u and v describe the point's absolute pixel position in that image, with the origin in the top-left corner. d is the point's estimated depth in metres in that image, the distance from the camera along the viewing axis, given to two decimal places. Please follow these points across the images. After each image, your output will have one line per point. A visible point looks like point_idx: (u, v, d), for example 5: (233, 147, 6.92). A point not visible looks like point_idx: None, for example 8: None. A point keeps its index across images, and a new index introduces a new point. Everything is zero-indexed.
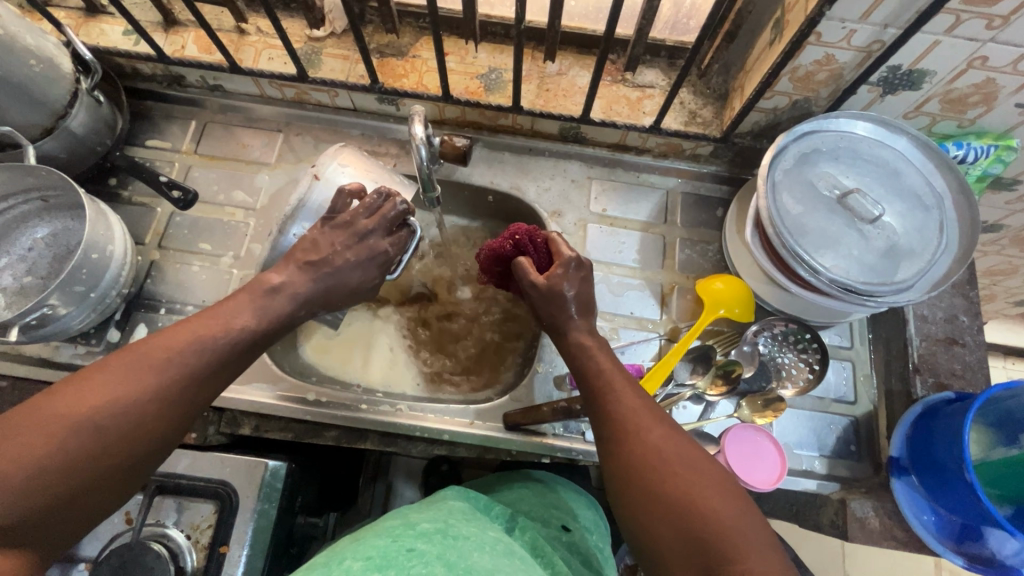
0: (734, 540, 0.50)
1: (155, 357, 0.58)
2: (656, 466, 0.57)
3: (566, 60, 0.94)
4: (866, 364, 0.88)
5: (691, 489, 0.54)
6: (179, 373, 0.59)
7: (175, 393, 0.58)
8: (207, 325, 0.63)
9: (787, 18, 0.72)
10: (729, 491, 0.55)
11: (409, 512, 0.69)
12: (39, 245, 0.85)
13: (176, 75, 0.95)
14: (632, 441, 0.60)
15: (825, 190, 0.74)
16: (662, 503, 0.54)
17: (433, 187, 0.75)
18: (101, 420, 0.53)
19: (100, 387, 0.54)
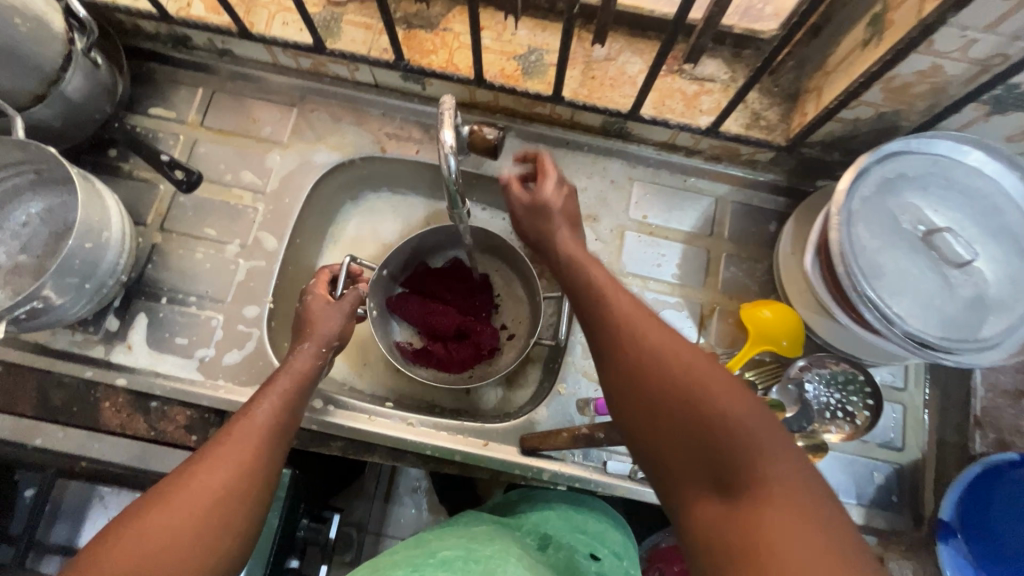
0: (763, 479, 0.42)
1: (237, 449, 0.53)
2: (662, 378, 0.48)
3: (617, 43, 0.83)
4: (921, 409, 0.79)
5: (707, 405, 0.45)
6: (261, 465, 0.54)
7: (257, 484, 0.53)
8: (280, 383, 0.60)
9: (890, 18, 0.61)
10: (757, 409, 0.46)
11: (429, 538, 0.65)
12: (34, 220, 0.79)
13: (181, 36, 0.86)
14: (631, 352, 0.51)
15: (907, 223, 0.64)
16: (672, 422, 0.46)
17: (463, 204, 0.67)
18: (185, 524, 0.47)
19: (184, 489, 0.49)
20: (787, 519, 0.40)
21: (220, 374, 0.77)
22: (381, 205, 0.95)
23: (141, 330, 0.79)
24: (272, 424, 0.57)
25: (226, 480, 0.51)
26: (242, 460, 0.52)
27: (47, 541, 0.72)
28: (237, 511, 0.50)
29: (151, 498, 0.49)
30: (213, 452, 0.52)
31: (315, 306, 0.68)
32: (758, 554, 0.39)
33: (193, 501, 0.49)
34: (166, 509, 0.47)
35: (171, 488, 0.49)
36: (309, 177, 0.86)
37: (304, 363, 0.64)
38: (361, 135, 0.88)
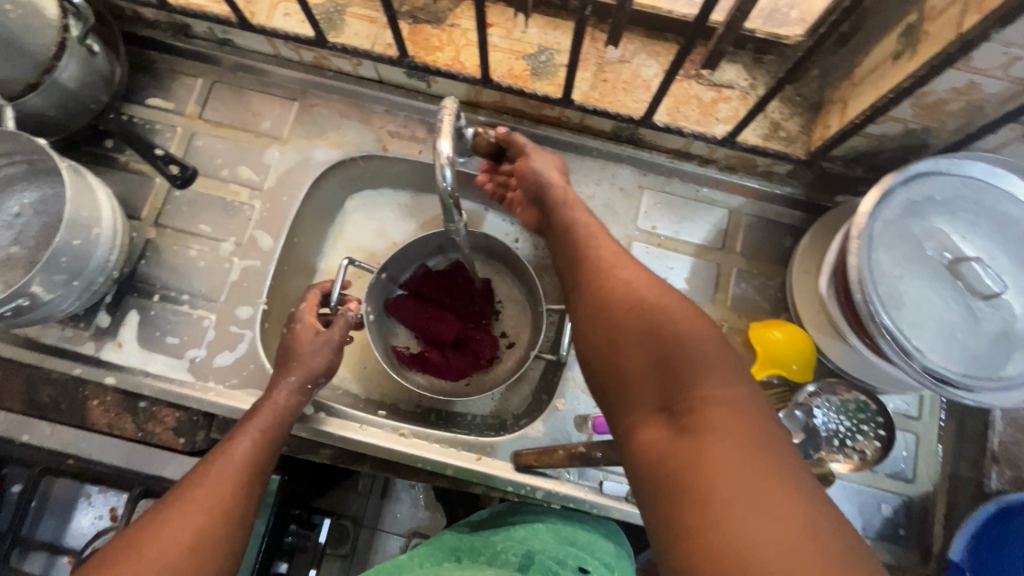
0: (709, 398, 0.43)
1: (212, 490, 0.56)
2: (627, 308, 0.51)
3: (632, 44, 0.79)
4: (934, 440, 0.76)
5: (662, 331, 0.47)
6: (235, 504, 0.56)
7: (232, 522, 0.56)
8: (260, 420, 0.63)
9: (926, 30, 0.56)
10: (714, 339, 0.47)
11: (405, 563, 0.65)
12: (27, 211, 0.77)
13: (181, 24, 0.83)
14: (602, 289, 0.55)
15: (931, 250, 0.61)
16: (631, 345, 0.48)
17: (455, 218, 0.65)
18: (160, 567, 0.49)
19: (161, 531, 0.52)
20: (729, 421, 0.41)
21: (211, 376, 0.76)
22: (385, 205, 0.92)
23: (132, 327, 0.77)
24: (248, 462, 0.60)
25: (201, 520, 0.54)
26: (216, 500, 0.55)
27: (34, 537, 0.73)
28: (213, 549, 0.53)
29: (129, 541, 0.51)
30: (190, 494, 0.55)
31: (304, 337, 0.69)
32: (690, 463, 0.40)
33: (169, 540, 0.51)
34: (142, 553, 0.50)
35: (149, 530, 0.52)
36: (308, 174, 0.83)
37: (286, 401, 0.66)
38: (363, 132, 0.85)
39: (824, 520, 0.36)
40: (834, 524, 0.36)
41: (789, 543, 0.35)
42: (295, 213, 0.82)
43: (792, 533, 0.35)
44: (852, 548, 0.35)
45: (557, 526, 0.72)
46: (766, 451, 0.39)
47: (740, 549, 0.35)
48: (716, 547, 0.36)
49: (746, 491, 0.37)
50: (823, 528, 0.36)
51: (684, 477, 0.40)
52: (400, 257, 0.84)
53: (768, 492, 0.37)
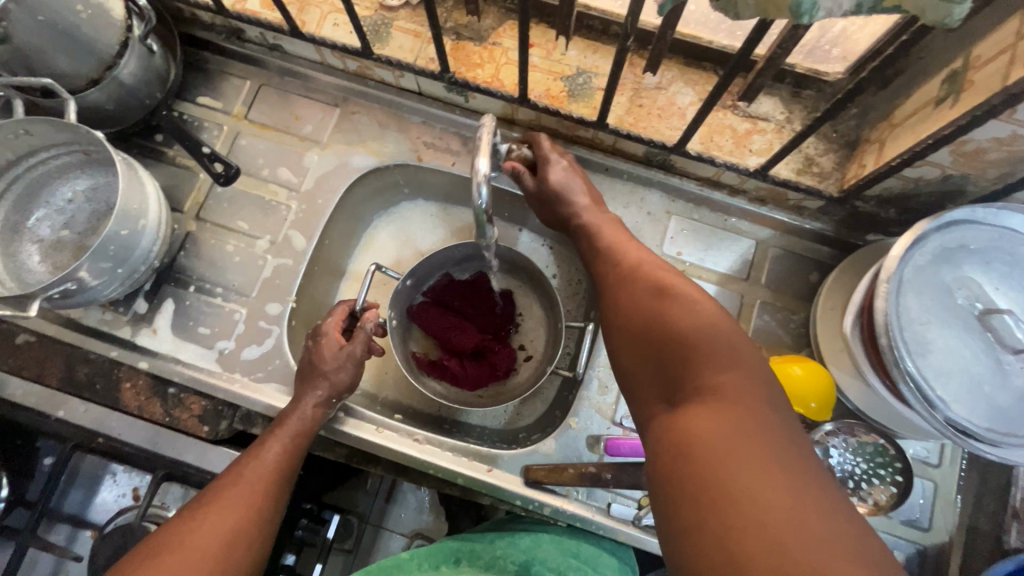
0: (725, 381, 0.45)
1: (245, 493, 0.60)
2: (645, 303, 0.54)
3: (670, 71, 0.79)
4: (953, 489, 0.75)
5: (681, 320, 0.50)
6: (264, 511, 0.61)
7: (262, 524, 0.60)
8: (291, 424, 0.67)
9: (971, 78, 0.56)
10: (721, 330, 0.48)
11: (404, 558, 0.67)
12: (79, 198, 0.81)
13: (235, 28, 0.87)
14: (629, 287, 0.58)
15: (962, 298, 0.60)
16: (652, 332, 0.51)
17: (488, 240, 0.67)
18: (200, 562, 0.54)
19: (199, 535, 0.55)
20: (731, 410, 0.42)
21: (238, 368, 0.79)
22: (417, 214, 0.95)
23: (167, 315, 0.80)
24: (278, 470, 0.64)
25: (234, 523, 0.58)
26: (248, 505, 0.59)
27: (61, 509, 0.79)
28: (247, 546, 0.58)
29: (160, 543, 0.54)
30: (226, 494, 0.60)
31: (329, 348, 0.71)
32: (698, 437, 0.42)
33: (204, 543, 0.55)
34: (182, 549, 0.54)
35: (188, 528, 0.56)
36: (343, 179, 0.86)
37: (313, 412, 0.69)
38: (400, 141, 0.87)
39: (825, 501, 0.37)
40: (835, 504, 0.38)
41: (793, 516, 0.36)
42: (329, 216, 0.85)
43: (793, 516, 0.36)
44: (854, 530, 0.36)
45: (559, 538, 0.72)
46: (768, 433, 0.41)
47: (742, 520, 0.37)
48: (718, 519, 0.38)
49: (754, 466, 0.39)
50: (828, 510, 0.37)
51: (691, 449, 0.42)
52: (426, 267, 0.86)
53: (773, 472, 0.39)
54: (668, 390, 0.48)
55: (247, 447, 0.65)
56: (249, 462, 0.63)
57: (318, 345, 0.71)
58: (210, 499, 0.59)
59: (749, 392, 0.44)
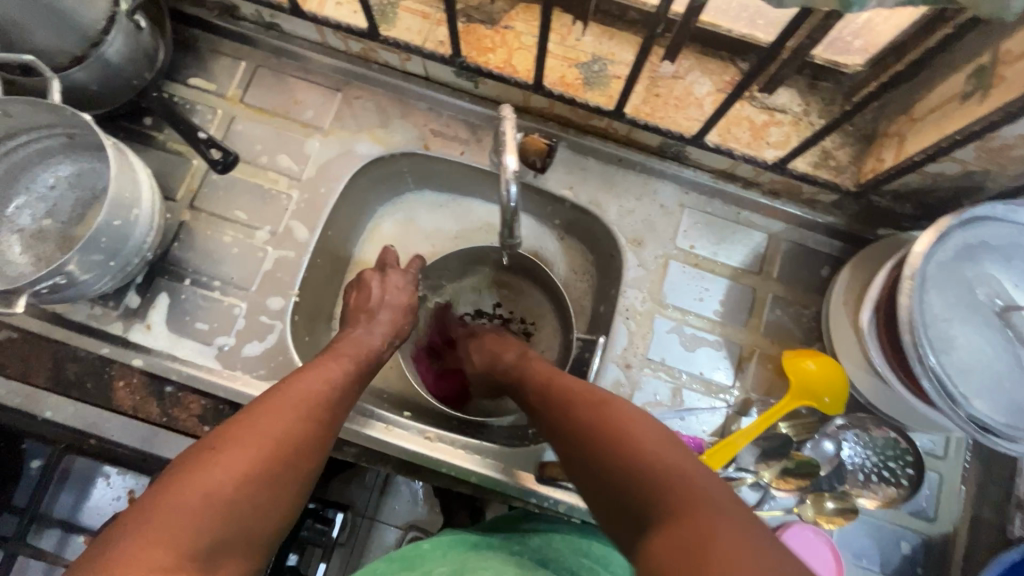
0: (665, 454, 0.48)
1: (301, 402, 0.57)
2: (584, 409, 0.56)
3: (687, 60, 0.78)
4: (957, 480, 0.76)
5: (618, 418, 0.53)
6: (320, 420, 0.58)
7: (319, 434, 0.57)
8: (352, 352, 0.68)
9: (1000, 72, 0.56)
10: (652, 427, 0.52)
11: (425, 549, 0.65)
12: (62, 184, 0.76)
13: (230, 5, 0.82)
14: (558, 390, 0.62)
15: (982, 295, 0.60)
16: (585, 436, 0.54)
17: (514, 234, 0.68)
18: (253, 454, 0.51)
19: (249, 429, 0.53)
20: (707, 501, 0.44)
21: (239, 365, 0.75)
22: (421, 205, 0.91)
23: (161, 310, 0.76)
24: (335, 387, 0.62)
25: (291, 428, 0.55)
26: (302, 415, 0.57)
27: (51, 514, 0.78)
28: (303, 450, 0.55)
29: (212, 440, 0.52)
30: (282, 399, 0.57)
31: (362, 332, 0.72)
32: (687, 533, 0.42)
33: (261, 441, 0.52)
34: (239, 439, 0.51)
35: (249, 421, 0.54)
36: (347, 168, 0.82)
37: (366, 344, 0.70)
38: (406, 129, 0.84)
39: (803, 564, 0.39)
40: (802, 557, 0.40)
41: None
42: (333, 206, 0.81)
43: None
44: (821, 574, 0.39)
45: (570, 537, 0.70)
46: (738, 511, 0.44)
47: None
48: None
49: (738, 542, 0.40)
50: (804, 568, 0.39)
51: (679, 554, 0.41)
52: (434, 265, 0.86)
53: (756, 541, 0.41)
54: (626, 501, 0.48)
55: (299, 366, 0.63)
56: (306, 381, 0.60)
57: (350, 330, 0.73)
58: (273, 398, 0.57)
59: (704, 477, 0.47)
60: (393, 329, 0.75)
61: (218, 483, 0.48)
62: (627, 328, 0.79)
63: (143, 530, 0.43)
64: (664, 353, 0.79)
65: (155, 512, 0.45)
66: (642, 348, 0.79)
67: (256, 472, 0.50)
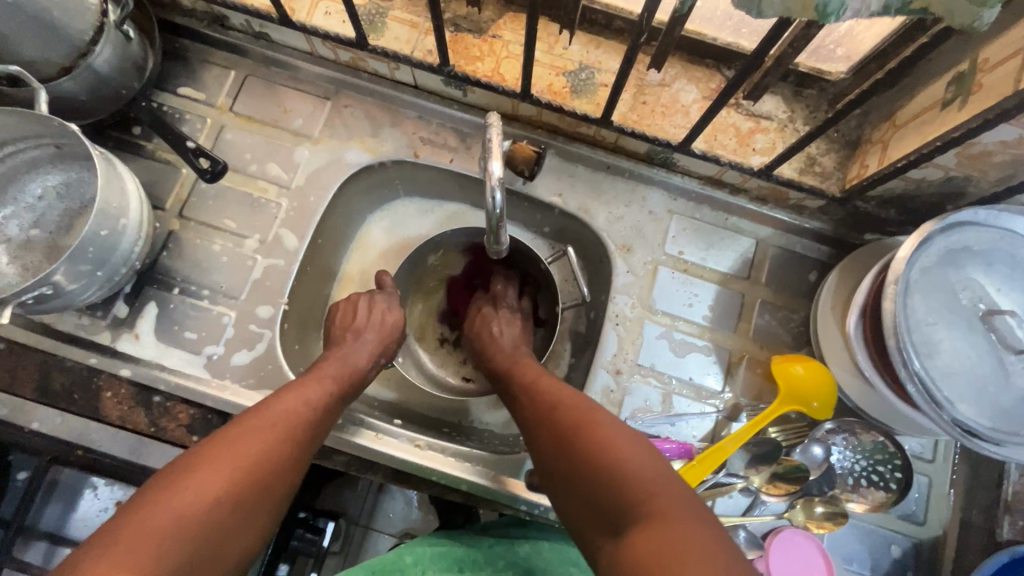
0: (642, 471, 0.49)
1: (279, 421, 0.57)
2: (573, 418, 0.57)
3: (673, 68, 0.78)
4: (946, 483, 0.76)
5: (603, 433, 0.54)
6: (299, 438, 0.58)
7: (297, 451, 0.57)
8: (336, 366, 0.68)
9: (978, 80, 0.57)
10: (633, 443, 0.53)
11: (407, 564, 0.63)
12: (49, 194, 0.76)
13: (219, 15, 0.82)
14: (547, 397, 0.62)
15: (966, 299, 0.61)
16: (569, 449, 0.55)
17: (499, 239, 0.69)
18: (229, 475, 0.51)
19: (226, 448, 0.53)
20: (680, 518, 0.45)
21: (228, 374, 0.75)
22: (411, 212, 0.91)
23: (150, 319, 0.76)
24: (317, 409, 0.62)
25: (268, 446, 0.55)
26: (280, 432, 0.56)
27: (37, 526, 0.78)
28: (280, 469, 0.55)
29: (188, 457, 0.52)
30: (260, 419, 0.57)
31: (349, 348, 0.72)
32: (663, 538, 0.43)
33: (238, 463, 0.52)
34: (215, 459, 0.52)
35: (225, 439, 0.54)
36: (336, 176, 0.82)
37: (353, 359, 0.71)
38: (396, 138, 0.84)
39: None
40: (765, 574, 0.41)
41: None
42: (323, 214, 0.81)
43: None
44: None
45: (559, 545, 0.70)
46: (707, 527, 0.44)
47: None
48: None
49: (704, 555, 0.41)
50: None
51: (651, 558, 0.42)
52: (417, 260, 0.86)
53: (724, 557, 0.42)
54: (602, 506, 0.50)
55: (285, 385, 0.63)
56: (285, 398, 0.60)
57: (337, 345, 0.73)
58: (251, 416, 0.57)
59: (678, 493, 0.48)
60: (379, 348, 0.74)
61: (190, 506, 0.48)
62: (616, 334, 0.79)
63: (111, 552, 0.43)
64: (654, 358, 0.79)
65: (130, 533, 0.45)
66: (632, 354, 0.79)
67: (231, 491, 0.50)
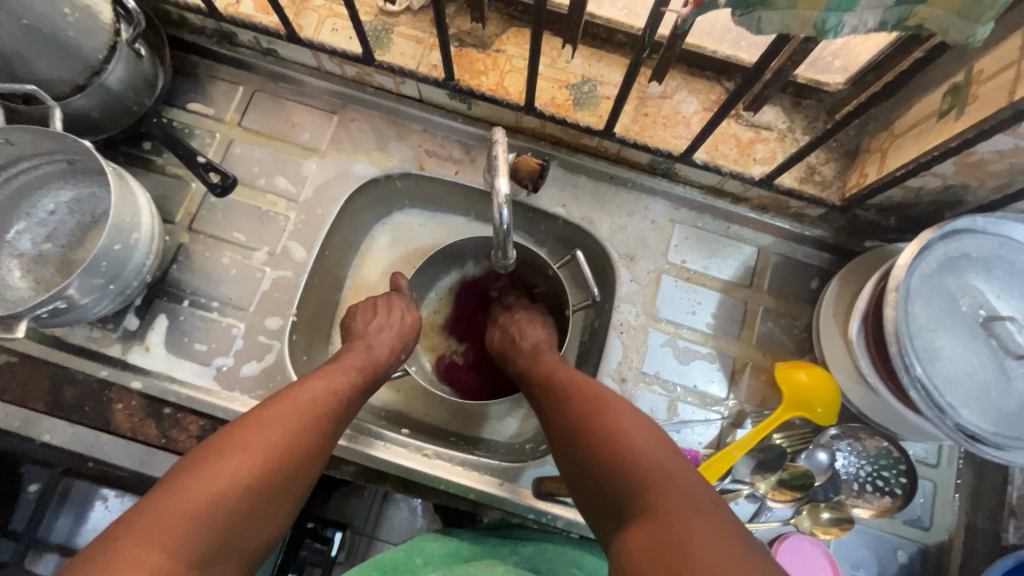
0: (656, 461, 0.51)
1: (307, 410, 0.59)
2: (586, 411, 0.59)
3: (674, 80, 0.80)
4: (950, 488, 0.77)
5: (617, 422, 0.56)
6: (325, 428, 0.59)
7: (321, 441, 0.58)
8: (362, 358, 0.69)
9: (974, 91, 0.58)
10: (648, 434, 0.54)
11: (418, 564, 0.65)
12: (62, 209, 0.77)
13: (228, 32, 0.84)
14: (565, 386, 0.64)
15: (966, 305, 0.61)
16: (585, 436, 0.56)
17: (507, 250, 0.70)
18: (256, 461, 0.52)
19: (254, 435, 0.54)
20: (688, 504, 0.46)
21: (237, 385, 0.76)
22: (413, 224, 0.92)
23: (160, 331, 0.77)
24: (344, 400, 0.63)
25: (296, 435, 0.56)
26: (307, 421, 0.58)
27: (48, 538, 0.78)
28: (305, 458, 0.56)
29: (218, 442, 0.53)
30: (287, 407, 0.58)
31: (378, 345, 0.72)
32: (670, 522, 0.45)
33: (265, 448, 0.53)
34: (244, 444, 0.53)
35: (254, 425, 0.55)
36: (343, 188, 0.83)
37: (382, 352, 0.71)
38: (402, 151, 0.85)
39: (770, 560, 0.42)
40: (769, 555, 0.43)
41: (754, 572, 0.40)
42: (330, 226, 0.82)
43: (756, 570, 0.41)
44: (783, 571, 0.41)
45: (564, 549, 0.70)
46: (715, 513, 0.46)
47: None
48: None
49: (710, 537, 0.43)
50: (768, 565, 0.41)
51: (653, 541, 0.44)
52: (427, 263, 0.87)
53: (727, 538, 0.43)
54: (616, 499, 0.51)
55: (309, 373, 0.64)
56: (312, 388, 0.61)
57: (359, 338, 0.73)
58: (280, 403, 0.58)
59: (691, 482, 0.49)
60: (401, 344, 0.74)
61: (220, 488, 0.49)
62: (621, 342, 0.80)
63: (141, 532, 0.44)
64: (658, 367, 0.79)
65: (160, 516, 0.46)
66: (637, 361, 0.80)
67: (259, 479, 0.51)
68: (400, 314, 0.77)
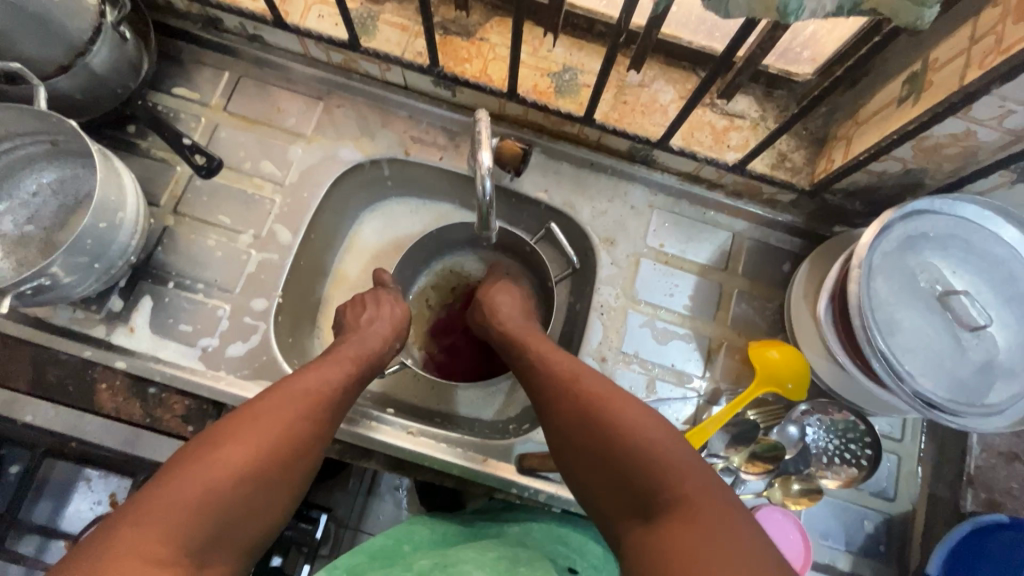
0: (659, 447, 0.54)
1: (303, 401, 0.59)
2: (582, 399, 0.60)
3: (652, 70, 0.83)
4: (914, 459, 0.80)
5: (618, 408, 0.58)
6: (322, 420, 0.60)
7: (318, 432, 0.59)
8: (357, 349, 0.70)
9: (929, 78, 0.61)
10: (651, 422, 0.57)
11: (407, 549, 0.67)
12: (45, 190, 0.77)
13: (213, 18, 0.85)
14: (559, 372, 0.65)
15: (924, 281, 0.65)
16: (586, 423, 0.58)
17: (489, 225, 0.72)
18: (252, 453, 0.53)
19: (250, 428, 0.55)
20: (698, 487, 0.51)
21: (223, 365, 0.76)
22: (399, 210, 0.94)
23: (145, 313, 0.77)
24: (340, 391, 0.64)
25: (292, 426, 0.57)
26: (302, 413, 0.58)
27: (28, 521, 0.78)
28: (302, 449, 0.57)
29: (213, 434, 0.54)
30: (284, 399, 0.58)
31: (372, 328, 0.74)
32: (680, 515, 0.49)
33: (259, 440, 0.54)
34: (240, 437, 0.54)
35: (251, 417, 0.56)
36: (329, 173, 0.85)
37: (374, 340, 0.73)
38: (388, 137, 0.87)
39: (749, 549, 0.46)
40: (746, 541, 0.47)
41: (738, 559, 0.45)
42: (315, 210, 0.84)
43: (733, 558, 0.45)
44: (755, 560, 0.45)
45: (547, 526, 0.72)
46: (718, 500, 0.50)
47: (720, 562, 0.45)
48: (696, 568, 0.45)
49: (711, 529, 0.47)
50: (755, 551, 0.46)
51: (676, 529, 0.48)
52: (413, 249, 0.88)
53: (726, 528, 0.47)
54: (621, 482, 0.55)
55: (304, 364, 0.65)
56: (308, 381, 0.62)
57: (352, 325, 0.74)
58: (276, 396, 0.59)
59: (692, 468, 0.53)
60: (392, 330, 0.76)
61: (217, 479, 0.50)
62: (601, 323, 0.83)
63: (140, 523, 0.46)
64: (637, 346, 0.82)
65: (159, 508, 0.47)
66: (617, 342, 0.82)
67: (256, 471, 0.53)
68: (390, 306, 0.78)
